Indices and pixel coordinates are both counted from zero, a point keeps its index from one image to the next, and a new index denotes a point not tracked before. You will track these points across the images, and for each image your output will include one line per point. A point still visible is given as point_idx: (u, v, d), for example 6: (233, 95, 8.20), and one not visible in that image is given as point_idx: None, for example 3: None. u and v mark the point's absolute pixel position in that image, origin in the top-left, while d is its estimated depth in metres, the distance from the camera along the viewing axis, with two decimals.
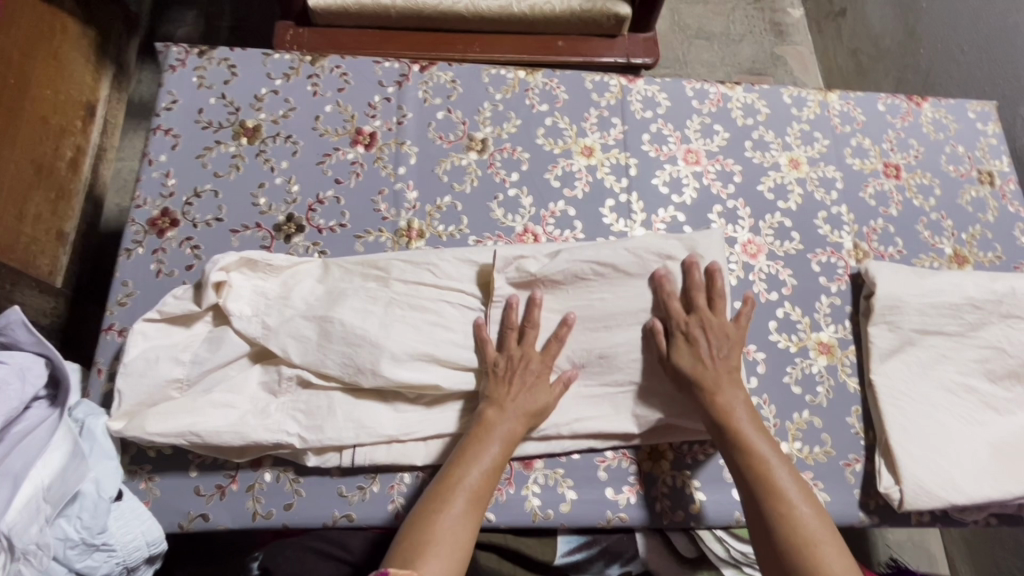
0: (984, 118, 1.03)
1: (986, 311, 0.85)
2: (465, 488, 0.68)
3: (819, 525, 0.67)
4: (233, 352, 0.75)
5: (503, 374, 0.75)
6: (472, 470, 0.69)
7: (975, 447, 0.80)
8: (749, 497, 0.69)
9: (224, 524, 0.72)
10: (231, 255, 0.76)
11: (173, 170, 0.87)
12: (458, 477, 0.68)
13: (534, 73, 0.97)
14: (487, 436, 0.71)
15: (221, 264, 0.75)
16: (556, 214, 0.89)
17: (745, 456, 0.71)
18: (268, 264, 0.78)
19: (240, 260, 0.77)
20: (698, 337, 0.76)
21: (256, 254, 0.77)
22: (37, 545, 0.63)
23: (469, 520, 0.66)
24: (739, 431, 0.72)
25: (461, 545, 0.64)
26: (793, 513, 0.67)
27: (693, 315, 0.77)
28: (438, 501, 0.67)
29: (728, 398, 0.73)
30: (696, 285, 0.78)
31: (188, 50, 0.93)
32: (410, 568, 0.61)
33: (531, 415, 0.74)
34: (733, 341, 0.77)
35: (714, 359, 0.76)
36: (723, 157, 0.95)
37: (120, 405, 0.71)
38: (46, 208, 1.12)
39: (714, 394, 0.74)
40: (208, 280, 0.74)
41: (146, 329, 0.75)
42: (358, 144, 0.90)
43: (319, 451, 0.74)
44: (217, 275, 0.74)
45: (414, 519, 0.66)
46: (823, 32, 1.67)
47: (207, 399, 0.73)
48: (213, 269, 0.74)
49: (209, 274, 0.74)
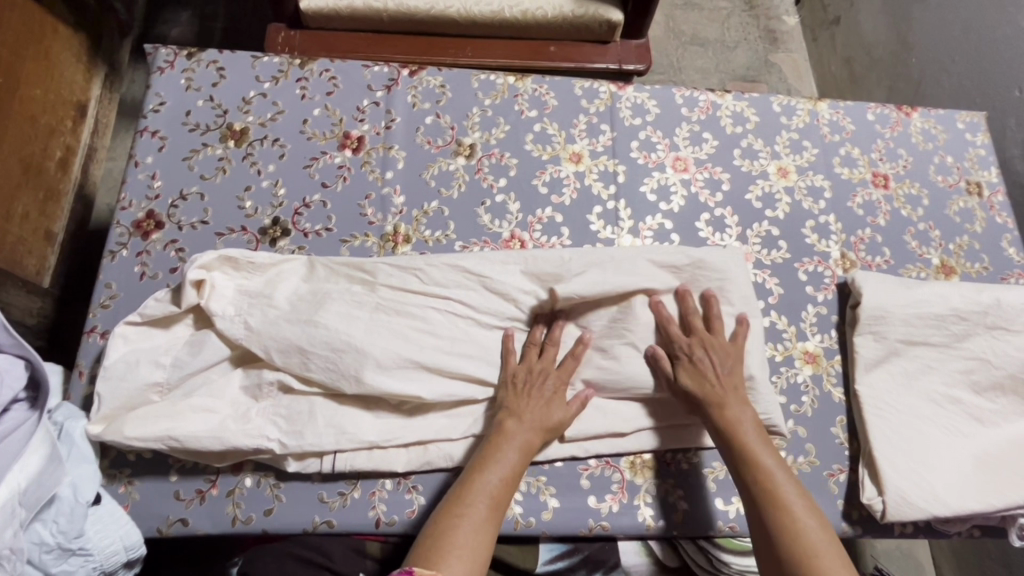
0: (973, 129, 1.03)
1: (971, 322, 0.85)
2: (486, 492, 0.67)
3: (828, 541, 0.66)
4: (215, 355, 0.75)
5: (521, 386, 0.76)
6: (494, 472, 0.69)
7: (958, 458, 0.79)
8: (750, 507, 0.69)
9: (203, 529, 0.72)
10: (210, 253, 0.76)
11: (159, 172, 0.86)
12: (479, 479, 0.68)
13: (524, 78, 0.97)
14: (508, 443, 0.71)
15: (200, 263, 0.75)
16: (543, 221, 0.89)
17: (748, 467, 0.71)
18: (249, 262, 0.78)
19: (221, 258, 0.77)
20: (703, 357, 0.77)
21: (237, 252, 0.77)
22: (10, 549, 0.62)
23: (491, 525, 0.65)
24: (746, 442, 0.72)
25: (482, 551, 0.63)
26: (802, 529, 0.66)
27: (692, 335, 0.78)
28: (462, 502, 0.66)
29: (732, 411, 0.74)
30: (691, 311, 0.80)
31: (176, 52, 0.93)
32: (435, 566, 0.60)
33: (552, 426, 0.74)
34: (733, 358, 0.78)
35: (721, 380, 0.76)
36: (711, 165, 0.95)
37: (99, 409, 0.71)
38: (34, 208, 1.11)
39: (716, 409, 0.74)
40: (186, 279, 0.74)
41: (127, 332, 0.74)
42: (346, 149, 0.90)
43: (299, 457, 0.74)
44: (195, 273, 0.74)
45: (436, 520, 0.65)
46: (817, 40, 1.67)
47: (188, 403, 0.72)
48: (192, 267, 0.74)
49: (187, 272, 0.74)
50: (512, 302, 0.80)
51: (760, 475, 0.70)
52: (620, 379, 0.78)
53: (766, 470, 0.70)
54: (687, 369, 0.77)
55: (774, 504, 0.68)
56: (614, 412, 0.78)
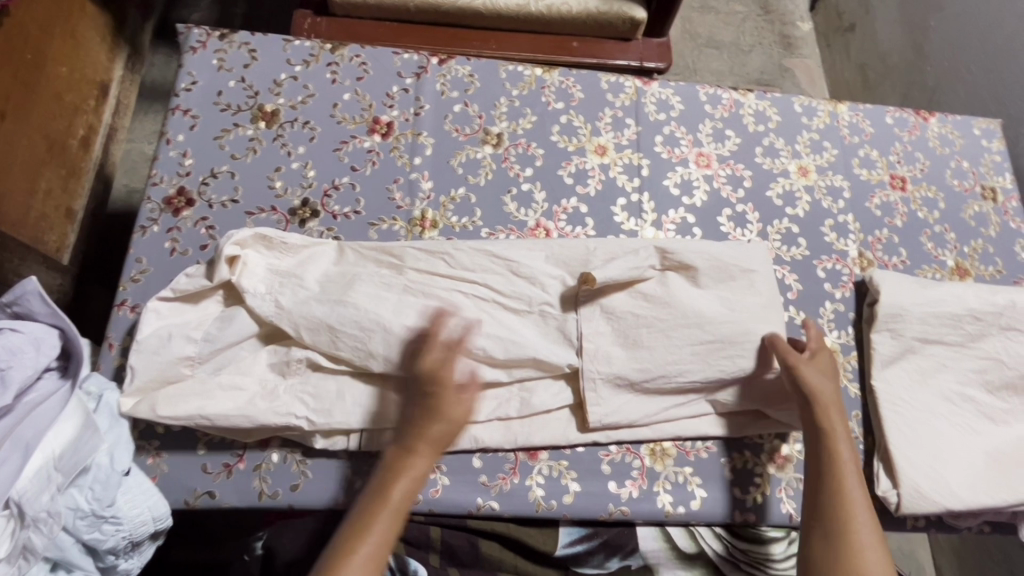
0: (988, 135, 1.05)
1: (986, 322, 0.86)
2: (394, 502, 0.63)
3: None
4: (243, 331, 0.75)
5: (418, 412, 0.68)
6: (380, 526, 0.61)
7: (972, 455, 0.81)
8: (817, 529, 0.68)
9: (231, 502, 0.73)
10: (245, 230, 0.77)
11: (190, 150, 0.87)
12: (359, 529, 0.61)
13: (550, 71, 0.98)
14: (397, 479, 0.64)
15: (236, 239, 0.76)
16: (568, 211, 0.90)
17: (833, 482, 0.70)
18: (282, 242, 0.79)
19: (255, 236, 0.78)
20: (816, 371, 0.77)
21: (271, 231, 0.78)
22: (48, 512, 0.63)
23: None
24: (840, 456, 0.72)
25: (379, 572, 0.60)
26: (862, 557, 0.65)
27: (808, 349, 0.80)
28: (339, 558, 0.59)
29: (834, 426, 0.74)
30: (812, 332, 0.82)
31: (209, 33, 0.93)
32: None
33: (445, 440, 0.68)
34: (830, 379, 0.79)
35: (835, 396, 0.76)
36: (734, 161, 0.96)
37: (133, 381, 0.72)
38: (56, 184, 1.12)
39: (822, 421, 0.74)
40: (221, 254, 0.75)
41: (160, 307, 0.75)
42: (375, 133, 0.91)
43: (326, 434, 0.75)
44: (231, 248, 0.75)
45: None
46: (831, 47, 1.69)
47: (216, 381, 0.73)
48: (227, 243, 0.75)
49: (223, 248, 0.75)
50: (537, 287, 0.81)
51: (837, 489, 0.70)
52: (650, 368, 0.78)
53: (845, 489, 0.70)
54: (817, 373, 0.76)
55: (842, 518, 0.68)
56: (644, 398, 0.79)
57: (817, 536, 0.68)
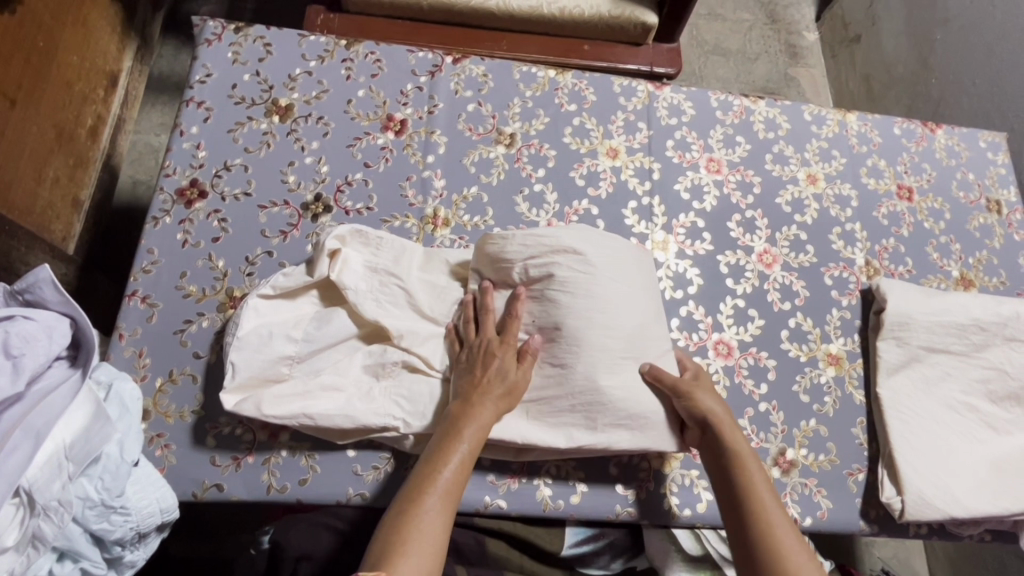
0: (994, 148, 1.06)
1: (990, 333, 0.87)
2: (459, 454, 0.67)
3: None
4: (341, 332, 0.76)
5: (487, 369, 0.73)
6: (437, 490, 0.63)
7: (976, 464, 0.82)
8: (740, 543, 0.66)
9: (238, 496, 0.73)
10: (344, 226, 0.78)
11: (204, 143, 0.87)
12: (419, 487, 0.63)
13: (564, 73, 0.99)
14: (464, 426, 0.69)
15: (336, 234, 0.77)
16: (579, 212, 0.91)
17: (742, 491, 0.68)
18: (378, 239, 0.79)
19: (353, 233, 0.78)
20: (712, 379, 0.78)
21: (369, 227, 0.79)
22: (59, 501, 0.62)
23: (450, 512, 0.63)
24: (746, 474, 0.69)
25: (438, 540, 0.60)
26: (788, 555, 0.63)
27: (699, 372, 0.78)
28: (410, 502, 0.62)
29: (732, 444, 0.72)
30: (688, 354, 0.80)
31: (224, 26, 0.93)
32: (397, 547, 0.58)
33: (507, 399, 0.72)
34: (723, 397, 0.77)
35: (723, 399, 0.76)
36: (744, 167, 0.97)
37: (235, 378, 0.71)
38: (64, 173, 1.11)
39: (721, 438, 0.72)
40: (323, 247, 0.76)
41: (259, 304, 0.75)
42: (388, 130, 0.91)
43: (421, 441, 0.75)
44: (331, 242, 0.76)
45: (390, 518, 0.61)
46: (836, 57, 1.71)
47: (320, 382, 0.74)
48: (328, 237, 0.76)
49: (325, 241, 0.76)
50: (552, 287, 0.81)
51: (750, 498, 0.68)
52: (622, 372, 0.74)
53: (758, 497, 0.67)
54: (703, 392, 0.74)
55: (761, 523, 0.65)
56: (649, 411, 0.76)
57: (742, 547, 0.65)
